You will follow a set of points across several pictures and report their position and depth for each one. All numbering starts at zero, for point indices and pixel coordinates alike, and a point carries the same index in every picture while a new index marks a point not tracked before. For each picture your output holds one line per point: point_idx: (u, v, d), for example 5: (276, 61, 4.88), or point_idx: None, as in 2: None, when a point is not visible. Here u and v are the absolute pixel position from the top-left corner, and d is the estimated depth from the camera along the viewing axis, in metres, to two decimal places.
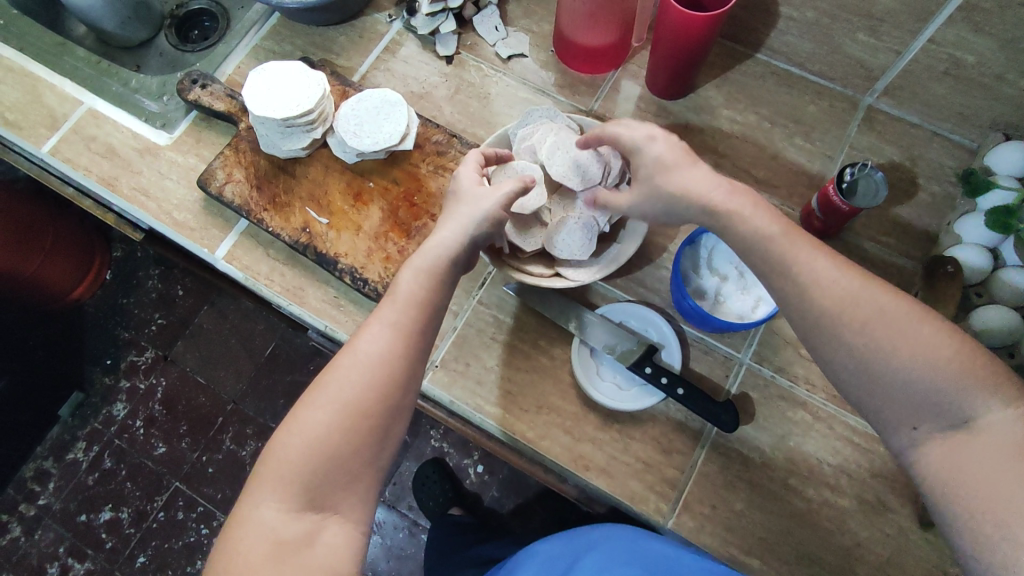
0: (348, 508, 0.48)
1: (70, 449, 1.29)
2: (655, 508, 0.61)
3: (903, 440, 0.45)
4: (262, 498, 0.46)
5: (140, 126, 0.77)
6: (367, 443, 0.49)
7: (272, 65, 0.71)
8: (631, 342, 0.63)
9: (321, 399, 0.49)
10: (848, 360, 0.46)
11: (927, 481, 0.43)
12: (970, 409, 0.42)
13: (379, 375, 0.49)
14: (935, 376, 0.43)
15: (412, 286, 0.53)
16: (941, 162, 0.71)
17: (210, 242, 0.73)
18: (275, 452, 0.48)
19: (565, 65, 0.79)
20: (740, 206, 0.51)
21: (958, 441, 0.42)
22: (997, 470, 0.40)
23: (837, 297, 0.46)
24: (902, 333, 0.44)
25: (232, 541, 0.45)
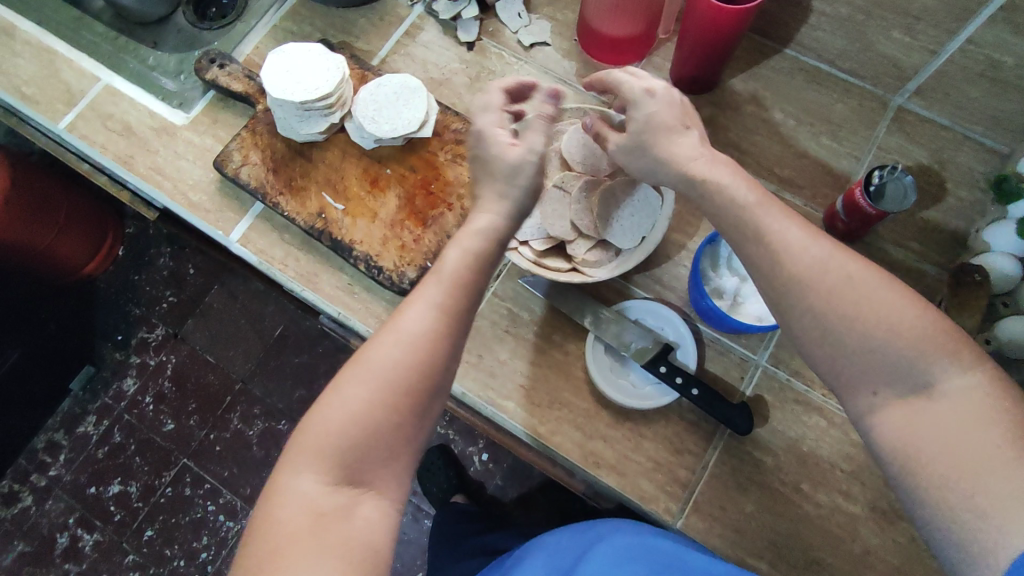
0: (385, 484, 0.47)
1: (80, 422, 1.30)
2: (664, 508, 0.61)
3: (861, 405, 0.45)
4: (301, 468, 0.46)
5: (156, 105, 0.77)
6: (406, 423, 0.47)
7: (292, 47, 0.70)
8: (646, 340, 0.62)
9: (360, 374, 0.47)
10: (814, 329, 0.45)
11: (885, 445, 0.44)
12: (932, 376, 0.43)
13: (423, 355, 0.48)
14: (900, 345, 0.43)
15: (460, 261, 0.50)
16: (971, 167, 0.69)
17: (225, 224, 0.73)
18: (315, 424, 0.47)
19: (588, 54, 0.77)
20: (720, 176, 0.50)
21: (917, 408, 0.43)
22: (954, 436, 0.41)
23: (812, 266, 0.45)
24: (870, 301, 0.44)
25: (271, 511, 0.45)
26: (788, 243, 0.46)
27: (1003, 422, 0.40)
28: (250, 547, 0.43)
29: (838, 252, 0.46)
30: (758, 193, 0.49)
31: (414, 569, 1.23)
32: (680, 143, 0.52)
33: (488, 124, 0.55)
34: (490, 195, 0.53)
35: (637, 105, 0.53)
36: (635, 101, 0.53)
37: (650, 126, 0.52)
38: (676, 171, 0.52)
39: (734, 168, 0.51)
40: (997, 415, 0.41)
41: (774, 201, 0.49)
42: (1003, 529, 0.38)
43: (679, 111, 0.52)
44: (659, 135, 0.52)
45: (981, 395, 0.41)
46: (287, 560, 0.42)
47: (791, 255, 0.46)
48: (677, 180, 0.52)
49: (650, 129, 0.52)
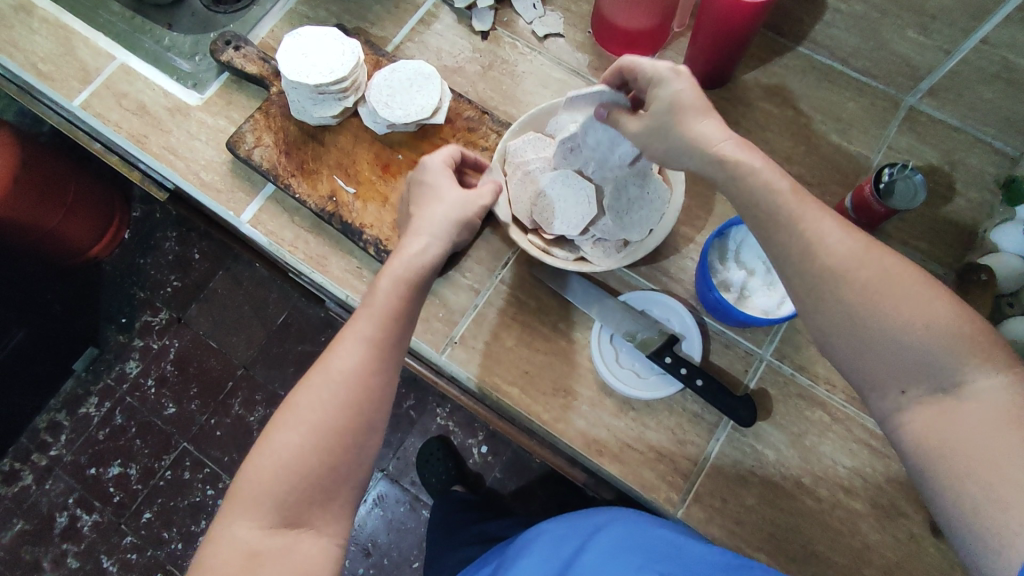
0: (323, 522, 0.49)
1: (83, 403, 1.31)
2: (666, 497, 0.61)
3: (888, 404, 0.44)
4: (235, 517, 0.47)
5: (170, 85, 0.77)
6: (341, 458, 0.49)
7: (308, 30, 0.70)
8: (652, 331, 0.63)
9: (293, 418, 0.49)
10: (842, 322, 0.45)
11: (912, 445, 0.43)
12: (962, 374, 0.42)
13: (353, 391, 0.50)
14: (931, 342, 0.42)
15: (391, 294, 0.54)
16: (982, 168, 0.69)
17: (235, 205, 0.73)
18: (246, 473, 0.48)
19: (602, 47, 0.78)
20: (749, 159, 0.49)
21: (944, 407, 0.42)
22: (980, 437, 0.40)
23: (843, 257, 0.45)
24: (902, 296, 0.43)
25: (206, 562, 0.46)
26: (820, 233, 0.46)
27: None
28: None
29: (871, 246, 0.45)
30: (789, 180, 0.48)
31: (411, 558, 1.24)
32: (705, 124, 0.51)
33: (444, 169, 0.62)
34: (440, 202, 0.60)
35: (663, 85, 0.52)
36: (660, 80, 0.52)
37: (676, 105, 0.51)
38: (704, 152, 0.50)
39: (764, 157, 0.50)
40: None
41: (806, 191, 0.48)
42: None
43: (702, 95, 0.52)
44: (681, 116, 0.51)
45: (1008, 396, 0.40)
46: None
47: (824, 245, 0.45)
48: (701, 159, 0.51)
49: (676, 109, 0.51)
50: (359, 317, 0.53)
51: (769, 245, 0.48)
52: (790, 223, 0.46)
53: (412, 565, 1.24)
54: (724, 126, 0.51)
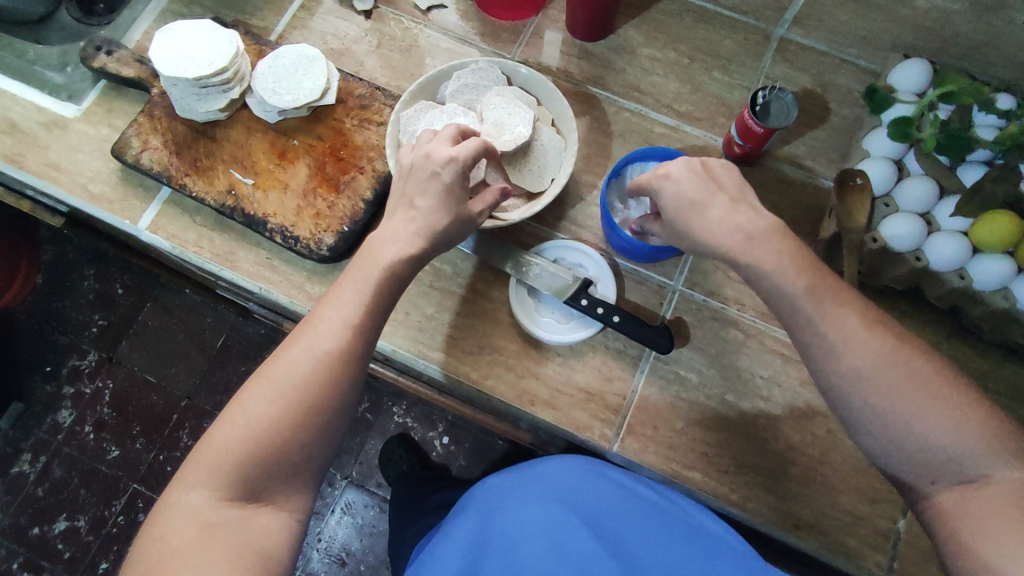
0: (286, 499, 0.49)
1: (15, 462, 1.24)
2: (600, 434, 0.63)
3: (919, 491, 0.47)
4: (195, 482, 0.47)
5: (42, 99, 0.73)
6: (311, 439, 0.49)
7: (179, 24, 0.68)
8: (566, 277, 0.64)
9: (268, 390, 0.49)
10: (868, 415, 0.46)
11: (937, 518, 0.45)
12: (988, 469, 0.44)
13: (331, 375, 0.49)
14: (957, 444, 0.45)
15: (381, 276, 0.52)
16: (850, 87, 0.74)
17: (131, 214, 0.70)
18: (213, 440, 0.48)
19: (485, 13, 0.79)
20: (763, 255, 0.50)
21: (967, 494, 0.44)
22: (1006, 527, 0.42)
23: (854, 366, 0.46)
24: (928, 397, 0.45)
25: (159, 527, 0.46)
26: (829, 344, 0.47)
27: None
28: (138, 559, 0.45)
29: (897, 350, 0.46)
30: (790, 250, 0.50)
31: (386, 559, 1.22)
32: (713, 213, 0.51)
33: (438, 147, 0.55)
34: (444, 204, 0.54)
35: (657, 190, 0.54)
36: (651, 188, 0.54)
37: (676, 204, 0.52)
38: (713, 250, 0.51)
39: (779, 243, 0.50)
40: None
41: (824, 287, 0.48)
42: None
43: (699, 181, 0.52)
44: (689, 211, 0.52)
45: None
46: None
47: (850, 348, 0.47)
48: (719, 255, 0.52)
49: (680, 208, 0.52)
50: (346, 295, 0.52)
51: (778, 304, 0.50)
52: (778, 290, 0.49)
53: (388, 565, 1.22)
54: (732, 207, 0.51)
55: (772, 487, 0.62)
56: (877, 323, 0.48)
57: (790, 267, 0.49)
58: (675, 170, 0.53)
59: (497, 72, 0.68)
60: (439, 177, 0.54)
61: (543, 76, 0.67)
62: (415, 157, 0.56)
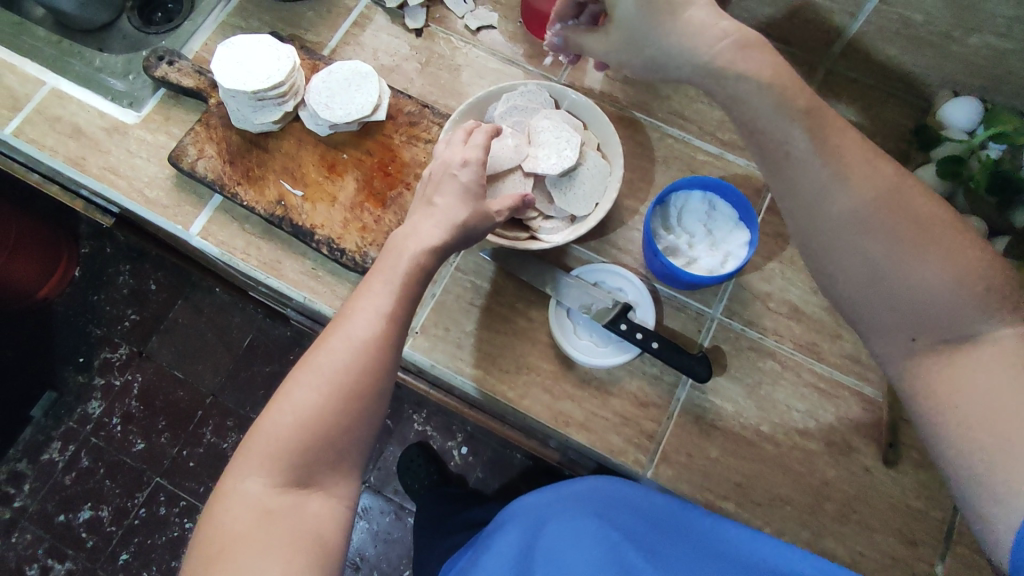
0: (333, 484, 0.50)
1: (45, 449, 1.26)
2: (634, 460, 0.63)
3: (901, 349, 0.50)
4: (249, 471, 0.47)
5: (105, 105, 0.76)
6: (354, 423, 0.50)
7: (241, 39, 0.70)
8: (607, 300, 0.64)
9: (311, 379, 0.49)
10: (859, 268, 0.49)
11: (918, 386, 0.49)
12: (975, 329, 0.47)
13: (371, 361, 0.50)
14: (947, 291, 0.47)
15: (409, 266, 0.53)
16: (897, 122, 0.74)
17: (184, 219, 0.73)
18: (264, 429, 0.49)
19: (534, 35, 0.80)
20: (758, 67, 0.49)
21: (951, 359, 0.48)
22: (985, 386, 0.46)
23: (849, 209, 0.48)
24: (921, 259, 0.47)
25: (218, 516, 0.47)
26: (821, 186, 0.49)
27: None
28: (201, 548, 0.45)
29: (890, 203, 0.48)
30: (772, 68, 0.49)
31: (401, 567, 1.23)
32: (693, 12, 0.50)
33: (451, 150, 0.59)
34: (462, 199, 0.56)
35: None
36: None
37: (645, 11, 0.51)
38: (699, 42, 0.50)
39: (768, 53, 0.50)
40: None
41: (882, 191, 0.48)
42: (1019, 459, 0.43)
43: None
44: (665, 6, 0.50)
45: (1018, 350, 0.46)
46: (234, 563, 0.44)
47: (834, 202, 0.49)
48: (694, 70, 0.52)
49: (645, 16, 0.51)
50: (376, 286, 0.52)
51: (788, 184, 0.51)
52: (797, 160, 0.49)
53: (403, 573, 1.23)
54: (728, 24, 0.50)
55: (805, 522, 0.61)
56: (881, 165, 0.49)
57: (816, 153, 0.49)
58: None
59: (545, 96, 0.69)
60: (456, 177, 0.57)
61: (592, 102, 0.68)
62: (432, 167, 0.60)
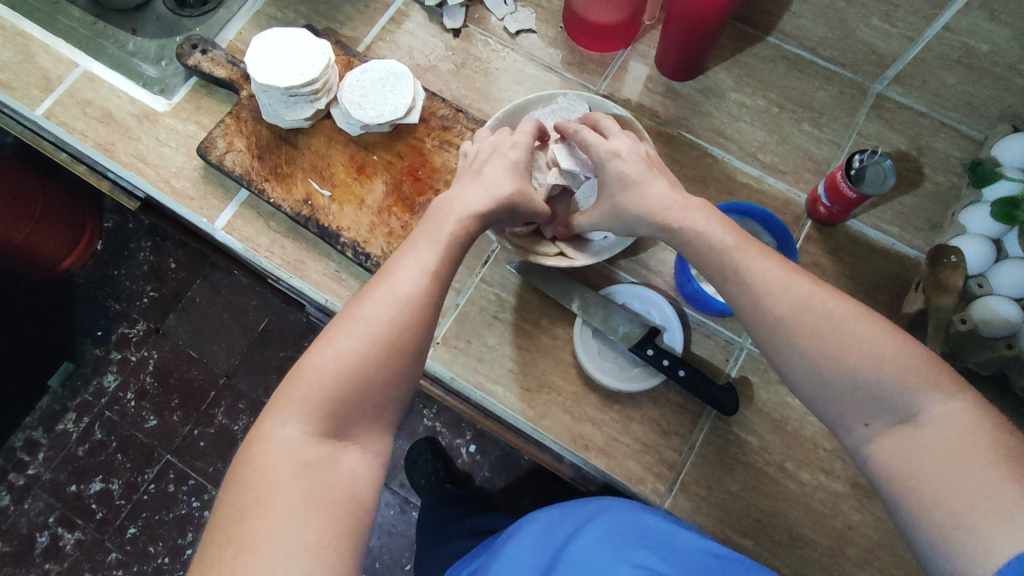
0: (370, 439, 0.47)
1: (60, 419, 1.27)
2: (653, 488, 0.62)
3: (856, 439, 0.45)
4: (288, 416, 0.45)
5: (137, 91, 0.76)
6: (397, 376, 0.47)
7: (276, 31, 0.69)
8: (634, 323, 0.63)
9: (355, 329, 0.47)
10: (797, 357, 0.46)
11: (877, 475, 0.43)
12: (918, 403, 0.42)
13: (417, 313, 0.48)
14: (881, 373, 0.43)
15: (455, 228, 0.53)
16: (948, 152, 0.71)
17: (209, 212, 0.72)
18: (307, 375, 0.46)
19: (574, 42, 0.78)
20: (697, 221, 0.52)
21: (907, 437, 0.42)
22: (943, 464, 0.40)
23: (779, 303, 0.47)
24: (851, 337, 0.44)
25: (253, 461, 0.43)
26: (763, 282, 0.48)
27: (988, 454, 0.39)
28: (232, 496, 0.42)
29: (816, 286, 0.47)
30: (734, 233, 0.51)
31: (403, 561, 1.22)
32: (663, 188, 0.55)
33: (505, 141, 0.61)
34: (510, 176, 0.58)
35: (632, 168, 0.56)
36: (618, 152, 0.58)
37: (618, 181, 0.57)
38: (654, 220, 0.54)
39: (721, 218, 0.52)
40: (987, 443, 0.39)
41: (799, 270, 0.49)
42: (990, 538, 0.36)
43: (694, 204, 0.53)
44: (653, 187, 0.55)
45: (966, 423, 0.41)
46: (268, 511, 0.40)
47: (770, 292, 0.47)
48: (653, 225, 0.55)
49: (620, 186, 0.57)
50: (422, 244, 0.51)
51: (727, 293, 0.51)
52: (738, 279, 0.49)
53: (404, 567, 1.22)
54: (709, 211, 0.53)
55: (825, 565, 0.60)
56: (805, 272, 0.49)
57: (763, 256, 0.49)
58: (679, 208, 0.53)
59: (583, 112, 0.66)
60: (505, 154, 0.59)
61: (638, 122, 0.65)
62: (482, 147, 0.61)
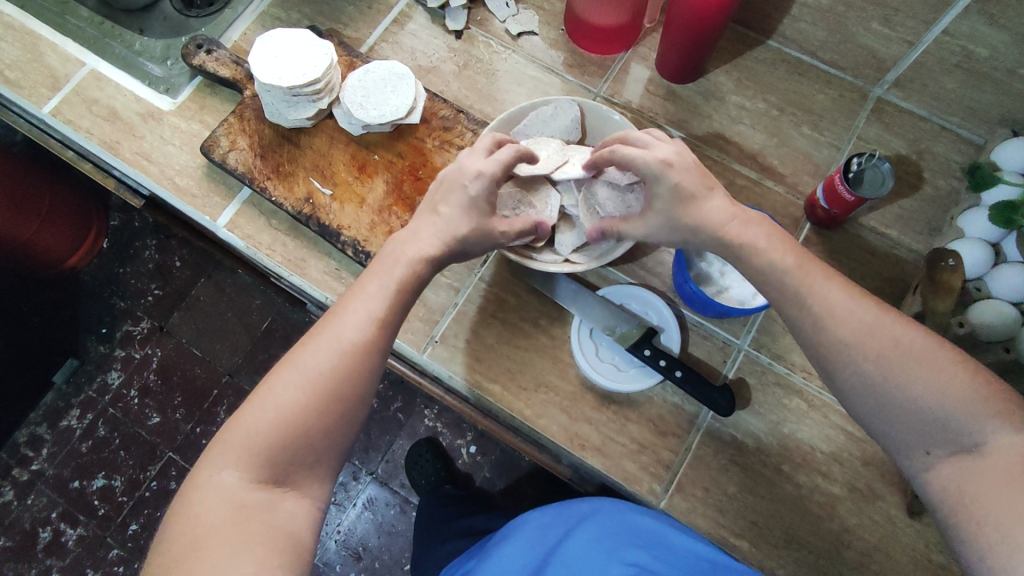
0: (309, 484, 0.48)
1: (64, 416, 1.28)
2: (648, 489, 0.62)
3: (916, 465, 0.45)
4: (225, 463, 0.46)
5: (143, 90, 0.77)
6: (335, 423, 0.48)
7: (279, 32, 0.70)
8: (631, 324, 0.63)
9: (296, 375, 0.48)
10: (860, 381, 0.46)
11: (938, 502, 0.44)
12: (984, 433, 0.42)
13: (359, 359, 0.49)
14: (948, 402, 0.43)
15: (404, 269, 0.53)
16: (947, 157, 0.71)
17: (212, 210, 0.73)
18: (245, 421, 0.47)
19: (576, 44, 0.78)
20: (754, 237, 0.52)
21: (968, 465, 0.42)
22: (1002, 491, 0.40)
23: (846, 327, 0.47)
24: (917, 364, 0.45)
25: (188, 507, 0.44)
26: (828, 305, 0.48)
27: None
28: (167, 541, 0.43)
29: (882, 312, 0.47)
30: (793, 254, 0.51)
31: (402, 561, 1.22)
32: (711, 208, 0.53)
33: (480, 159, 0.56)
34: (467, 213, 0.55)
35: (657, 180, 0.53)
36: (654, 175, 0.53)
37: (673, 197, 0.53)
38: (715, 239, 0.53)
39: (766, 228, 0.53)
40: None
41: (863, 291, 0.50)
42: None
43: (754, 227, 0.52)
44: (695, 207, 0.53)
45: None
46: (202, 556, 0.41)
47: (833, 314, 0.48)
48: (712, 244, 0.54)
49: (676, 200, 0.53)
50: (369, 289, 0.52)
51: None
52: (800, 300, 0.49)
53: (402, 567, 1.22)
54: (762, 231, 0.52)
55: (821, 567, 0.60)
56: (866, 296, 0.49)
57: (817, 277, 0.50)
58: (744, 231, 0.52)
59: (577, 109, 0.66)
60: (466, 190, 0.55)
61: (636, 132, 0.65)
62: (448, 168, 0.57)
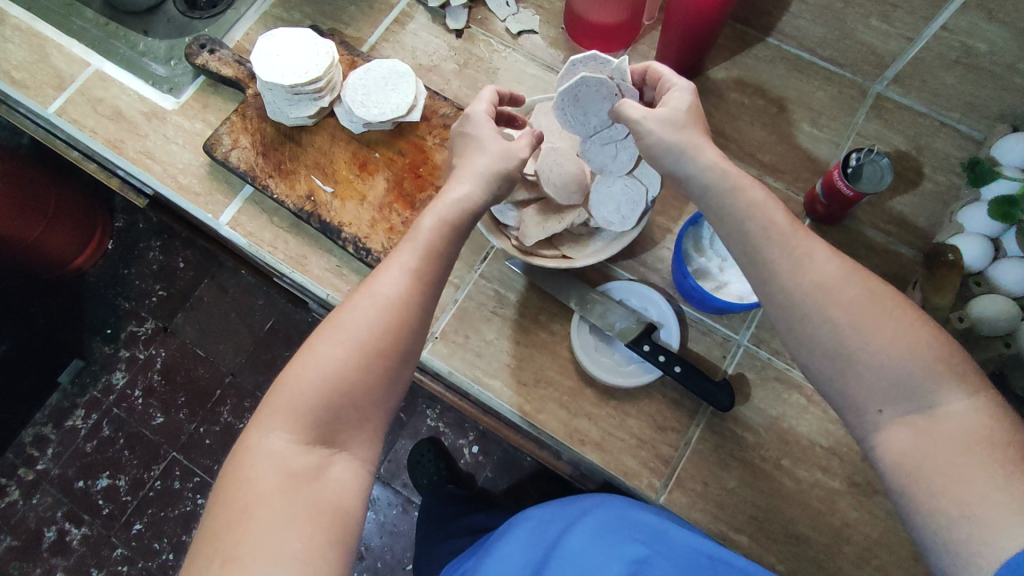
0: (357, 447, 0.48)
1: (69, 415, 1.28)
2: (648, 483, 0.62)
3: (866, 423, 0.45)
4: (272, 427, 0.46)
5: (146, 90, 0.77)
6: (379, 383, 0.48)
7: (281, 31, 0.71)
8: (630, 319, 0.63)
9: (336, 335, 0.48)
10: (827, 340, 0.45)
11: (887, 461, 0.44)
12: (939, 397, 0.43)
13: (397, 316, 0.49)
14: (912, 365, 0.43)
15: (435, 226, 0.51)
16: (947, 152, 0.71)
17: (214, 207, 0.73)
18: (289, 383, 0.47)
19: (575, 42, 0.79)
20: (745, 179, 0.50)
21: (920, 428, 0.43)
22: (953, 459, 0.41)
23: (820, 281, 0.46)
24: (883, 324, 0.44)
25: (240, 470, 0.45)
26: (809, 254, 0.47)
27: (995, 453, 0.40)
28: (218, 508, 0.44)
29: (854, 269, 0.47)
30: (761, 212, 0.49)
31: (405, 561, 1.22)
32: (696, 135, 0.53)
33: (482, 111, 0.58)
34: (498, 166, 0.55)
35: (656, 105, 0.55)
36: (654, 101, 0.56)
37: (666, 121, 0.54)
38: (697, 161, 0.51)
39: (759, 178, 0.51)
40: (1001, 441, 0.41)
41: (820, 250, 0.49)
42: (991, 527, 0.38)
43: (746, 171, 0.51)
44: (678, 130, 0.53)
45: (982, 419, 0.42)
46: (254, 523, 0.42)
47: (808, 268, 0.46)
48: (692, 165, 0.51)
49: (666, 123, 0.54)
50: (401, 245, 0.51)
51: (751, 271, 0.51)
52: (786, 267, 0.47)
53: (405, 567, 1.22)
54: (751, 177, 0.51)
55: (820, 562, 0.60)
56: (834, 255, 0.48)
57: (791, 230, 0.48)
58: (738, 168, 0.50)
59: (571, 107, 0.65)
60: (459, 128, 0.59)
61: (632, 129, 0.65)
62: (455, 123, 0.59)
